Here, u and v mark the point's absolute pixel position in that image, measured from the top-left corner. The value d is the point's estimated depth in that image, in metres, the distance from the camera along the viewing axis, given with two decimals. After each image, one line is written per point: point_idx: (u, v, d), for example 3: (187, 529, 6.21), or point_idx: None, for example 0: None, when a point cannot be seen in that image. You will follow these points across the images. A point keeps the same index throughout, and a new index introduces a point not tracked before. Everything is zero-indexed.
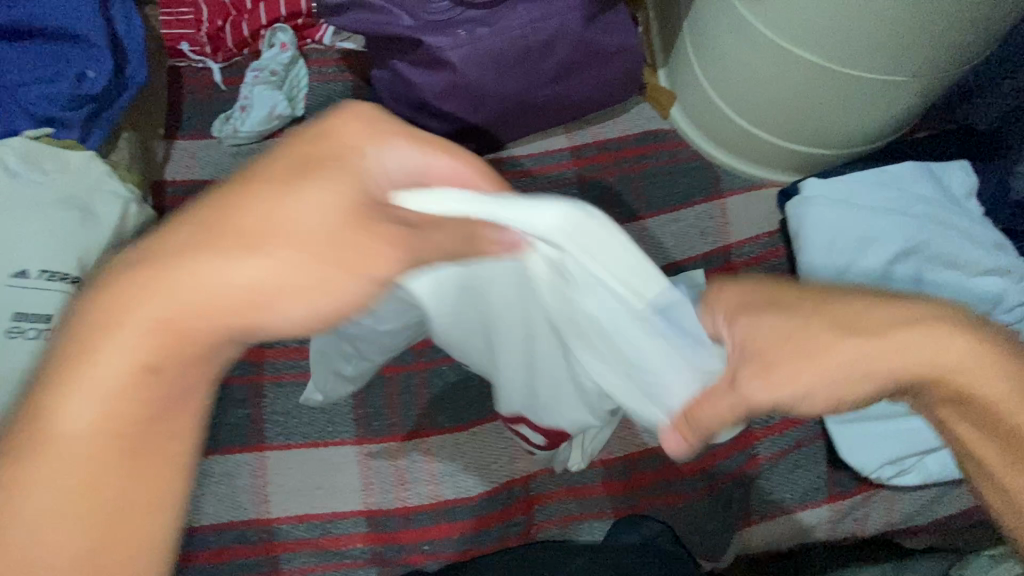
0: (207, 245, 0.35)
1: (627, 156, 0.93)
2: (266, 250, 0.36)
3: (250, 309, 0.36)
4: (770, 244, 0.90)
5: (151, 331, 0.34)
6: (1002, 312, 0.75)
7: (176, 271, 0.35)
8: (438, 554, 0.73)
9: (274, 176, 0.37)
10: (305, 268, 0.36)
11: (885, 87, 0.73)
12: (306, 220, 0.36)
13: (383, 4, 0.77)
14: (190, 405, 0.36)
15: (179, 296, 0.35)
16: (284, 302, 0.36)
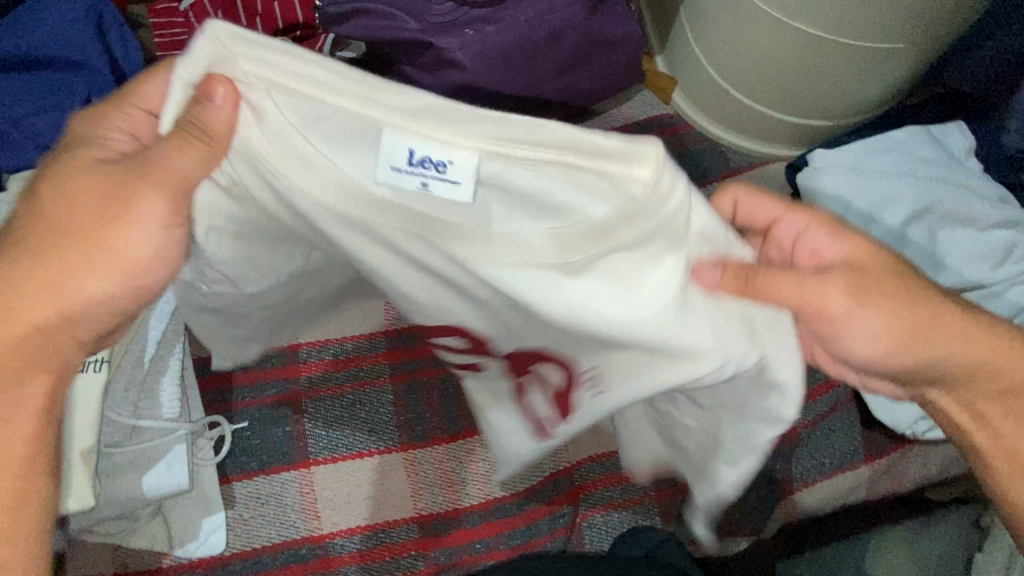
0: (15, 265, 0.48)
1: None
2: (77, 244, 0.47)
3: (64, 305, 0.48)
4: None
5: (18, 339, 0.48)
6: (1014, 263, 0.78)
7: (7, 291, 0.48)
8: (492, 552, 0.73)
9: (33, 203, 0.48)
10: (80, 254, 0.47)
11: (890, 56, 0.74)
12: (58, 221, 0.47)
13: (387, 9, 0.77)
14: (53, 389, 0.51)
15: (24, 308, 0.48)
16: (88, 278, 0.48)
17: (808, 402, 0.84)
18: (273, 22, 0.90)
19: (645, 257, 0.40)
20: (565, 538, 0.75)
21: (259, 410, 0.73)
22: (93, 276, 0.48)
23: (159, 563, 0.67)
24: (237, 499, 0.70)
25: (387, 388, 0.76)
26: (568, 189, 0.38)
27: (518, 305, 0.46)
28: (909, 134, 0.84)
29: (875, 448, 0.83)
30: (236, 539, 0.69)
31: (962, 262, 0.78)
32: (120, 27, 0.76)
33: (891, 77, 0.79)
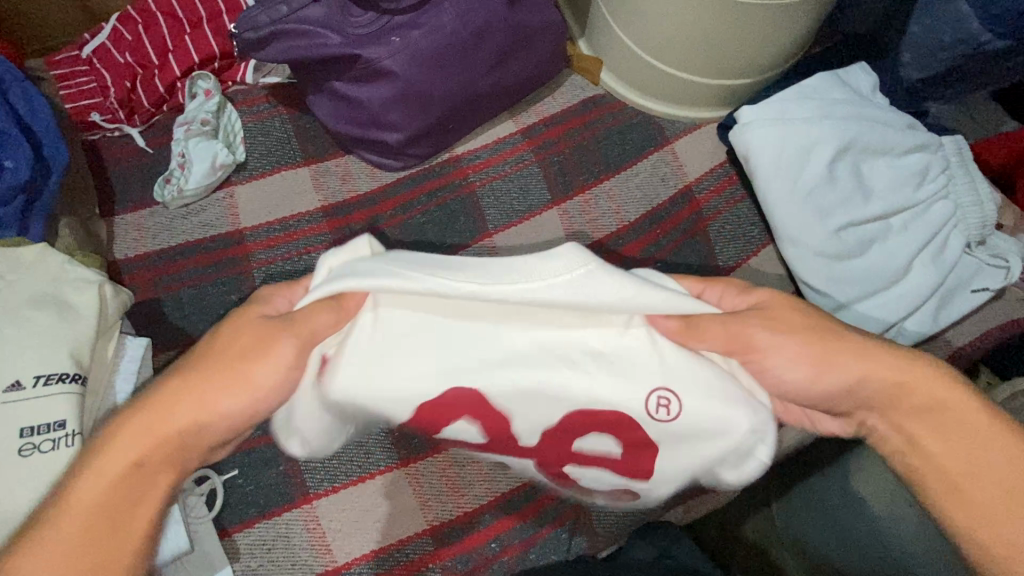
0: (174, 378, 0.49)
1: (575, 126, 0.97)
2: (226, 368, 0.49)
3: (200, 411, 0.48)
4: (724, 173, 0.96)
5: (142, 439, 0.47)
6: (928, 183, 0.85)
7: (158, 397, 0.48)
8: (509, 549, 0.72)
9: (208, 336, 0.51)
10: (228, 375, 0.49)
11: (793, 12, 0.80)
12: (224, 346, 0.50)
13: (309, 27, 0.77)
14: (148, 500, 0.48)
15: (163, 414, 0.48)
16: (222, 400, 0.48)
17: None
18: (187, 58, 0.87)
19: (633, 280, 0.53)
20: (575, 521, 0.75)
21: (248, 455, 0.71)
22: (227, 396, 0.48)
23: None
24: (240, 551, 0.68)
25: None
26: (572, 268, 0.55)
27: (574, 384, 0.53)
28: (821, 81, 0.90)
29: None
30: None
31: (886, 190, 0.86)
32: (22, 82, 0.72)
33: (798, 30, 0.84)
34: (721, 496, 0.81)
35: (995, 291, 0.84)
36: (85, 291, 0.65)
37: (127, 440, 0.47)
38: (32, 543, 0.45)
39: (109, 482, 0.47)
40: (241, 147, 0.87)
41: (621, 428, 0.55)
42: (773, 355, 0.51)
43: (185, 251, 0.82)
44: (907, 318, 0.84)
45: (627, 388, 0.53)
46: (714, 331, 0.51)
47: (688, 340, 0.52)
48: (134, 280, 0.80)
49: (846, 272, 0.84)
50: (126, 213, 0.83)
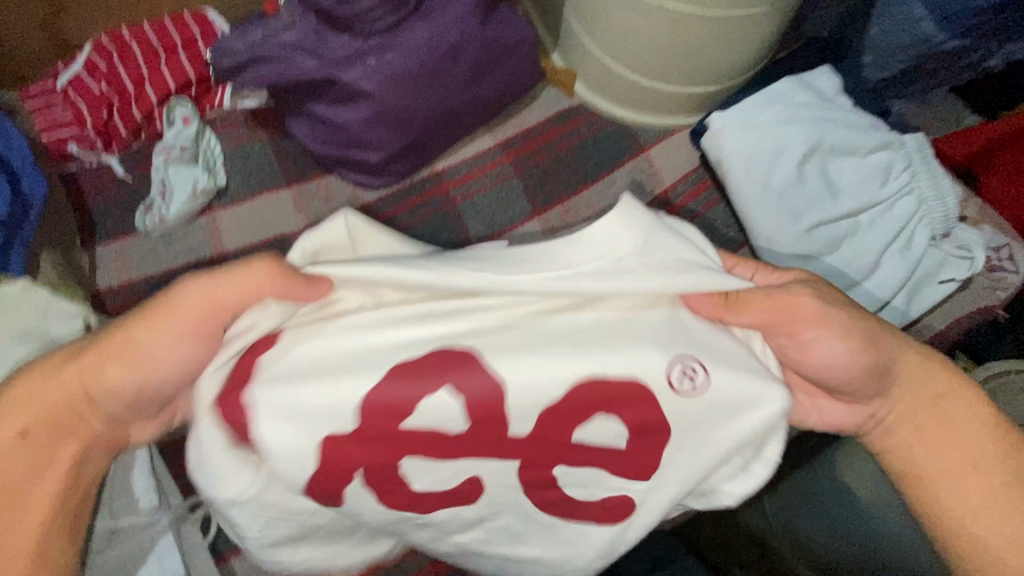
0: (76, 351, 0.54)
1: (553, 137, 0.99)
2: (109, 343, 0.52)
3: (86, 383, 0.53)
4: (699, 178, 0.98)
5: (40, 410, 0.52)
6: (893, 180, 0.89)
7: (61, 368, 0.53)
8: None
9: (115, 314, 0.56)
10: (116, 347, 0.52)
11: (755, 21, 0.82)
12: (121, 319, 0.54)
13: (287, 52, 0.79)
14: (50, 466, 0.53)
15: (59, 385, 0.52)
16: (109, 369, 0.52)
17: None
18: (164, 85, 0.88)
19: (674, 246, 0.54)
20: None
21: None
22: (114, 365, 0.52)
23: None
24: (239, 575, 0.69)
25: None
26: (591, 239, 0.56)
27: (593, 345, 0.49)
28: (788, 86, 0.93)
29: None
30: None
31: (853, 188, 0.89)
32: None
33: (763, 37, 0.88)
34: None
35: (962, 281, 0.87)
36: (70, 325, 0.65)
37: (18, 409, 0.52)
38: None
39: (2, 449, 0.51)
40: (222, 171, 0.87)
41: (639, 399, 0.50)
42: (818, 336, 0.53)
43: (170, 278, 0.82)
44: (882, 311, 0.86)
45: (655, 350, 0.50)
46: (757, 306, 0.52)
47: (728, 314, 0.53)
48: (119, 310, 0.80)
49: (819, 270, 0.87)
50: (107, 243, 0.83)
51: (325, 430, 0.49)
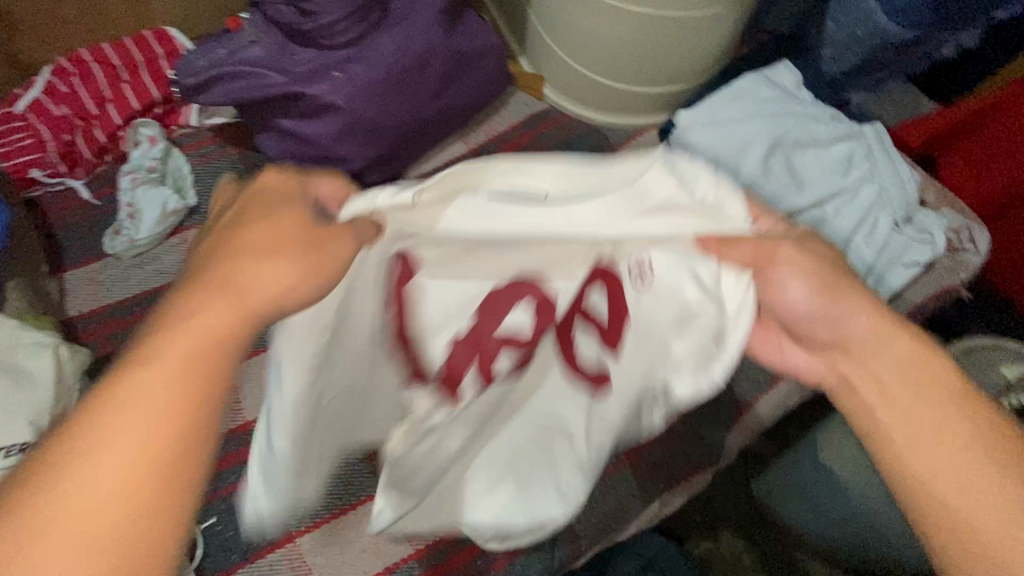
0: (228, 266, 0.39)
1: (525, 142, 1.00)
2: (252, 268, 0.40)
3: (238, 307, 0.38)
4: None
5: (194, 342, 0.36)
6: (855, 169, 0.91)
7: (213, 279, 0.39)
8: (495, 563, 0.74)
9: (237, 239, 0.41)
10: (280, 270, 0.40)
11: (713, 21, 0.85)
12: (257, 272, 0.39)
13: (252, 69, 0.79)
14: (194, 421, 0.34)
15: (196, 318, 0.36)
16: (273, 296, 0.40)
17: None
18: (128, 106, 0.86)
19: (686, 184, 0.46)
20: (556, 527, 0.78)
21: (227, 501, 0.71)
22: (265, 279, 0.40)
23: None
24: None
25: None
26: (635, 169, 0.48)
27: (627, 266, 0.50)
28: (750, 82, 0.95)
29: None
30: None
31: (818, 178, 0.91)
32: None
33: (722, 36, 0.90)
34: (694, 487, 0.84)
35: (926, 263, 0.89)
36: (39, 356, 0.63)
37: (190, 321, 0.36)
38: (68, 463, 0.32)
39: (164, 382, 0.34)
40: (191, 190, 0.86)
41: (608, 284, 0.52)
42: (787, 270, 0.48)
43: (142, 302, 0.80)
44: None
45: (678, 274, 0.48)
46: (746, 247, 0.47)
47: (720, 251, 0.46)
48: (92, 336, 0.78)
49: None
50: (76, 269, 0.81)
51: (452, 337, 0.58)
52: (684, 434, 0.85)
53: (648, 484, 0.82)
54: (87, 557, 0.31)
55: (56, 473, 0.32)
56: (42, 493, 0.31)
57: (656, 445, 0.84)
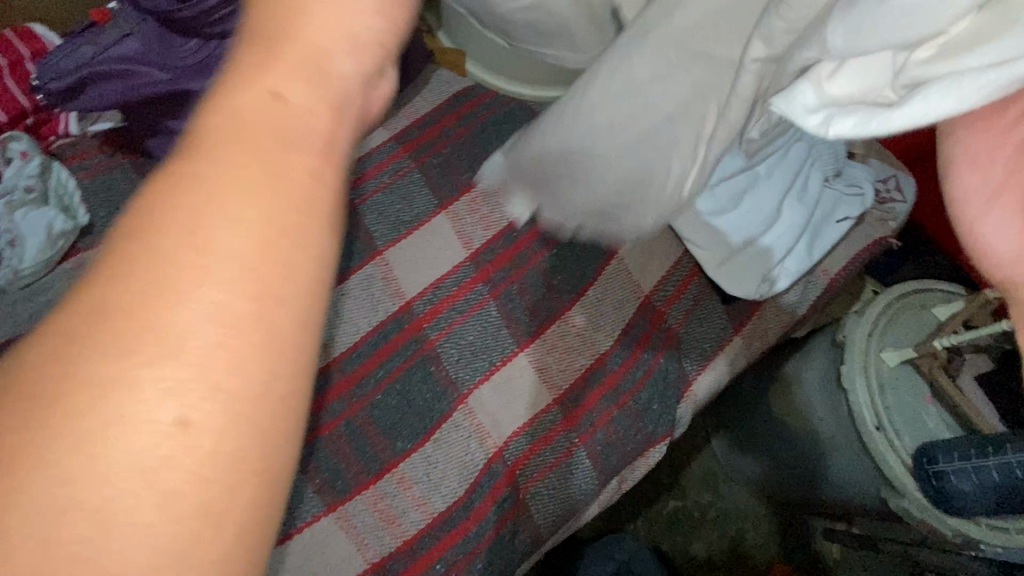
0: (250, 78, 0.34)
1: (450, 123, 0.94)
2: (274, 69, 0.34)
3: (280, 121, 0.33)
4: None
5: (236, 164, 0.31)
6: None
7: (233, 99, 0.33)
8: (454, 566, 0.73)
9: (258, 51, 0.35)
10: (315, 77, 0.35)
11: None
12: (324, 50, 0.36)
13: (127, 66, 0.73)
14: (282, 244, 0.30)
15: (231, 136, 0.32)
16: (316, 110, 0.35)
17: (675, 302, 0.88)
18: None
19: None
20: (514, 521, 0.77)
21: None
22: (287, 83, 0.34)
23: None
24: None
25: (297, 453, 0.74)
26: None
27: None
28: None
29: (741, 318, 0.90)
30: None
31: None
32: None
33: None
34: (645, 462, 0.85)
35: (855, 217, 0.91)
36: None
37: (232, 139, 0.32)
38: (120, 318, 0.27)
39: (226, 205, 0.30)
40: (82, 207, 0.77)
41: None
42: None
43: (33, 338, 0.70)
44: (788, 256, 0.89)
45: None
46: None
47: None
48: None
49: (725, 227, 0.87)
50: None
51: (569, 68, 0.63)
52: (636, 413, 0.84)
53: (603, 466, 0.82)
54: (173, 449, 0.27)
55: (106, 332, 0.27)
56: (83, 363, 0.27)
57: (610, 427, 0.83)
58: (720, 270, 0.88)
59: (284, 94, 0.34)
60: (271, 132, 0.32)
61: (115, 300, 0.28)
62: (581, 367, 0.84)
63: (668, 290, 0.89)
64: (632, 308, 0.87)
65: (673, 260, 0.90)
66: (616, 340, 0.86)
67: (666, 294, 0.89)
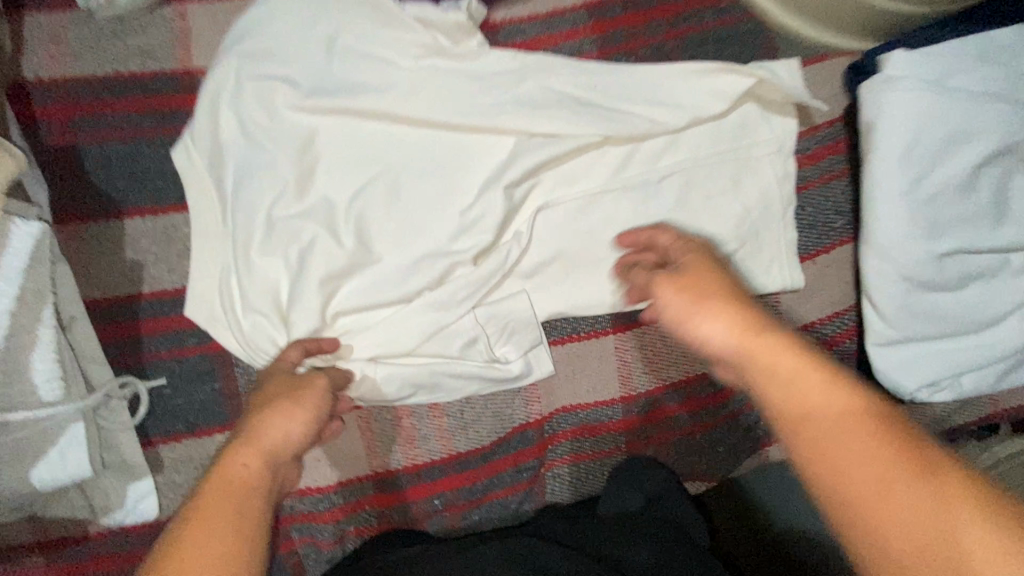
0: (252, 414, 0.48)
1: (663, 17, 0.71)
2: (251, 446, 0.45)
3: (270, 454, 0.45)
4: (826, 168, 0.71)
5: (256, 480, 0.42)
6: None
7: (262, 424, 0.47)
8: (452, 507, 0.69)
9: (262, 406, 0.50)
10: (296, 432, 0.48)
11: None
12: (296, 421, 0.49)
13: None
14: (221, 523, 0.38)
15: (251, 461, 0.43)
16: (256, 456, 0.44)
17: None
18: None
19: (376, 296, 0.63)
20: (526, 493, 0.72)
21: (180, 364, 0.60)
22: (268, 432, 0.46)
23: (86, 530, 0.58)
24: (165, 463, 0.60)
25: (227, 354, 0.61)
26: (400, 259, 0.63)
27: (336, 265, 0.61)
28: (1013, 36, 0.64)
29: None
30: (171, 503, 0.60)
31: None
32: None
33: None
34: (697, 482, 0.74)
35: None
36: None
37: (215, 491, 0.40)
38: (172, 544, 0.36)
39: (202, 518, 0.38)
40: None
41: None
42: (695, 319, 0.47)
43: (117, 86, 0.61)
44: (972, 372, 0.69)
45: (328, 282, 0.61)
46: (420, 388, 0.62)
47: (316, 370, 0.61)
48: (47, 115, 0.60)
49: (927, 307, 0.67)
50: (38, 12, 0.61)
51: (323, 141, 0.63)
52: (698, 446, 0.74)
53: None
54: None
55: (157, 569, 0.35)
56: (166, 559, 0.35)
57: (664, 448, 0.74)
58: (889, 349, 0.69)
59: (297, 416, 0.49)
60: (271, 451, 0.45)
61: (201, 507, 0.39)
62: (669, 377, 0.73)
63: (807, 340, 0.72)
64: None
65: (836, 309, 0.72)
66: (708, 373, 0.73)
67: None
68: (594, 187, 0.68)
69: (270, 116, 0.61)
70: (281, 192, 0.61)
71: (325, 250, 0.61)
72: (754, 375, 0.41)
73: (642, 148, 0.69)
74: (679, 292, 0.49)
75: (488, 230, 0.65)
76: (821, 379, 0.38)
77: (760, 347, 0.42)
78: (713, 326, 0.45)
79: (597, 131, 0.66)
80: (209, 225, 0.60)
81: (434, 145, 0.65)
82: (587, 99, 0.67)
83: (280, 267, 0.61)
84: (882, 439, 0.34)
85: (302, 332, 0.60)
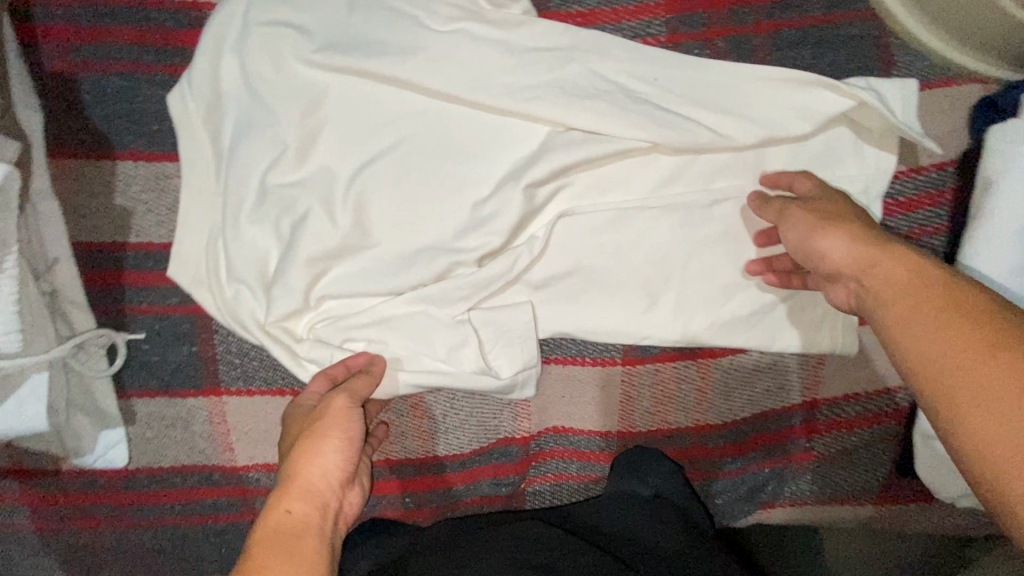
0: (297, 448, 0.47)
1: (754, 4, 0.58)
2: (296, 486, 0.43)
3: (315, 491, 0.43)
4: (920, 220, 0.58)
5: (304, 522, 0.41)
6: None
7: (301, 463, 0.45)
8: (422, 509, 0.67)
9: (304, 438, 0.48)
10: (336, 458, 0.46)
11: None
12: (337, 447, 0.47)
13: None
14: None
15: (295, 508, 0.42)
16: (301, 498, 0.43)
17: (839, 430, 0.66)
18: None
19: (367, 284, 0.57)
20: (501, 507, 0.68)
21: (161, 322, 0.58)
22: (309, 467, 0.45)
23: (60, 465, 0.59)
24: (138, 416, 0.60)
25: (208, 319, 0.59)
26: (398, 247, 0.57)
27: (329, 244, 0.56)
28: None
29: (896, 492, 0.67)
30: (141, 456, 0.60)
31: None
32: None
33: None
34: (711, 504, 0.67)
35: None
36: None
37: (271, 544, 0.39)
38: None
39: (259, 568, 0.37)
40: None
41: None
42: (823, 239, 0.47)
43: (122, 13, 0.56)
44: None
45: (319, 262, 0.56)
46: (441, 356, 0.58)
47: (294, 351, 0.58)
48: (49, 38, 0.55)
49: None
50: None
51: (333, 101, 0.56)
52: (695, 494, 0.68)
53: None
54: None
55: None
56: None
57: None
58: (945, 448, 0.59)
59: (346, 438, 0.48)
60: (318, 488, 0.44)
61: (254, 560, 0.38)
62: (677, 420, 0.66)
63: (843, 411, 0.65)
64: (786, 399, 0.65)
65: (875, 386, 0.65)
66: (723, 423, 0.66)
67: (838, 414, 0.66)
68: (633, 199, 0.59)
69: (280, 67, 0.55)
70: (280, 155, 0.55)
71: (321, 226, 0.56)
72: (864, 281, 0.43)
73: (696, 162, 0.59)
74: (811, 214, 0.50)
75: (501, 231, 0.57)
76: (934, 291, 0.38)
77: (880, 258, 0.42)
78: (832, 242, 0.46)
79: (649, 136, 0.55)
80: (205, 180, 0.56)
81: (458, 124, 0.57)
82: (643, 95, 0.56)
83: (270, 237, 0.56)
84: (965, 333, 0.35)
85: (284, 311, 0.56)
